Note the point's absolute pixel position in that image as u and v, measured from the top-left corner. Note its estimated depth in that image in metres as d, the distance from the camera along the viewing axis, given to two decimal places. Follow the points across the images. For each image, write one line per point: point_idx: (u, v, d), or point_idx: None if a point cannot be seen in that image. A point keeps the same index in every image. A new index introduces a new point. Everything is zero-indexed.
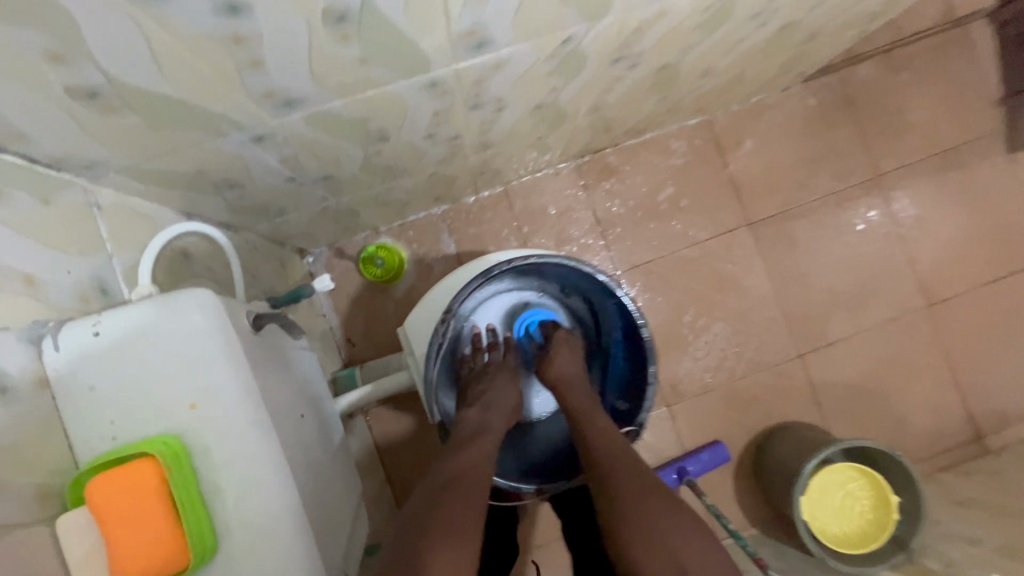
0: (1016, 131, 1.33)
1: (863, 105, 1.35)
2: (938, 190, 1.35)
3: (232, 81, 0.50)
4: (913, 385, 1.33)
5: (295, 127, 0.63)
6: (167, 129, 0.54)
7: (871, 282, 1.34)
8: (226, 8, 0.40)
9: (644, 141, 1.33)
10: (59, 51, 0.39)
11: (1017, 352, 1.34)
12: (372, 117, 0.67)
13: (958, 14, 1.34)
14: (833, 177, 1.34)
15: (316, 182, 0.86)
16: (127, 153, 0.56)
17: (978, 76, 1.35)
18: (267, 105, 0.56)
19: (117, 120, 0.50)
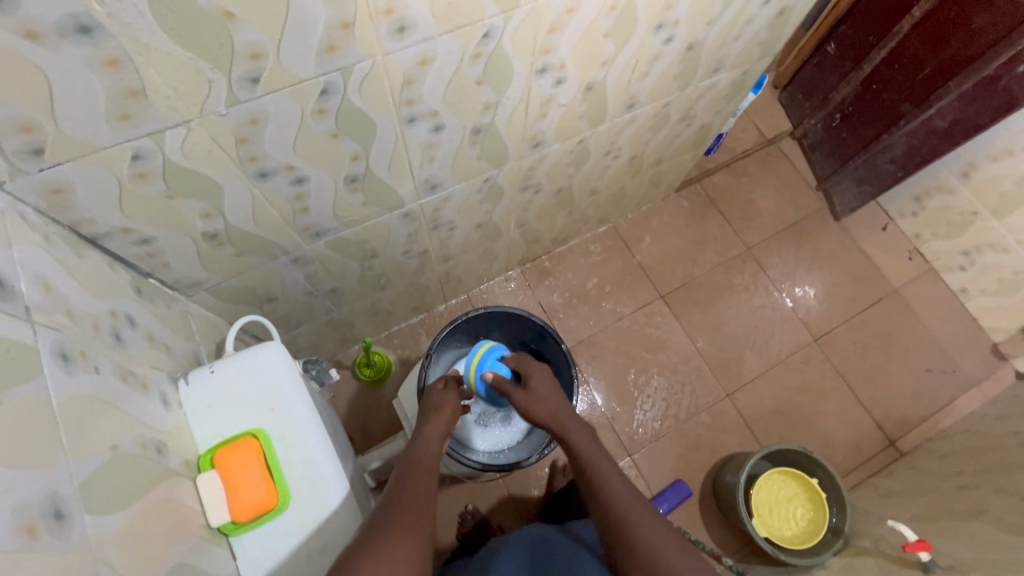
0: (833, 205, 1.81)
1: (723, 202, 1.83)
2: (795, 252, 1.78)
3: (288, 222, 0.85)
4: (825, 406, 1.60)
5: (320, 249, 0.97)
6: (245, 255, 0.87)
7: (767, 327, 1.68)
8: (297, 182, 0.77)
9: (569, 247, 1.74)
10: (208, 212, 0.73)
11: (898, 367, 1.66)
12: (369, 239, 1.03)
13: (770, 136, 1.90)
14: (715, 254, 1.76)
15: (326, 295, 1.18)
16: (217, 274, 0.88)
17: (798, 173, 1.87)
18: (306, 236, 0.91)
19: (221, 251, 0.83)
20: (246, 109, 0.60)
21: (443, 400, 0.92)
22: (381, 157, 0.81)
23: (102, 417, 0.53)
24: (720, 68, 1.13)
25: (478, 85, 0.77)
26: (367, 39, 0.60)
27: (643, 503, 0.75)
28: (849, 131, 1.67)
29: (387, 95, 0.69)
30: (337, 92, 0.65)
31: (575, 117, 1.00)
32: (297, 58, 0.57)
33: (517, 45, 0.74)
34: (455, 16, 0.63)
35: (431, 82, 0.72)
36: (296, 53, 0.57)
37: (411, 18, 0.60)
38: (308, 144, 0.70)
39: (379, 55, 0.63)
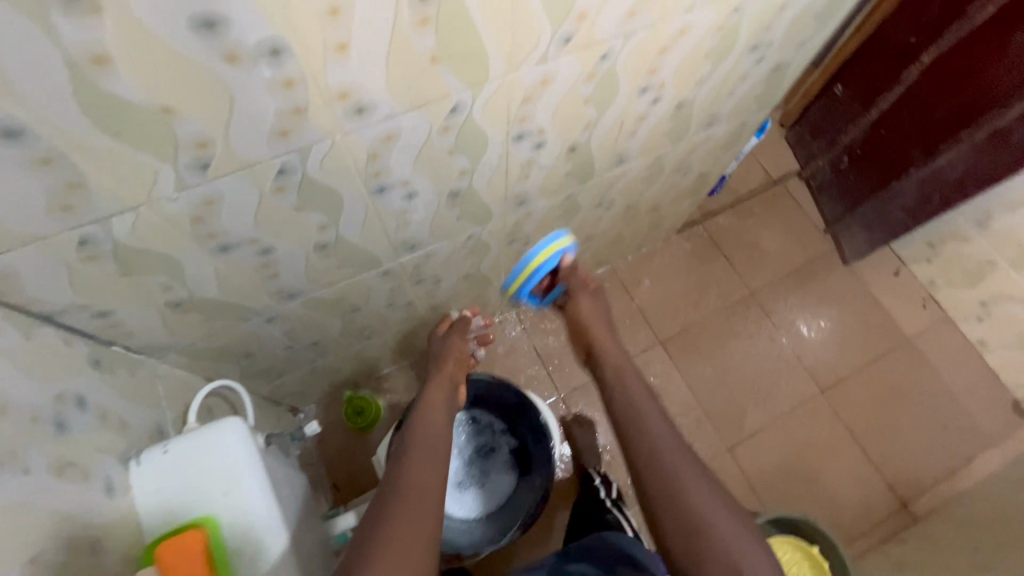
0: (842, 249, 1.74)
1: (727, 244, 1.77)
2: (802, 298, 1.72)
3: (258, 286, 0.82)
4: (833, 463, 1.53)
5: (296, 308, 0.95)
6: (215, 318, 0.85)
7: (770, 377, 1.62)
8: (262, 252, 0.74)
9: (565, 289, 1.69)
10: (169, 284, 0.71)
11: (910, 423, 1.58)
12: (348, 296, 1.01)
13: (776, 176, 1.85)
14: (718, 298, 1.71)
15: (307, 346, 1.15)
16: (186, 336, 0.86)
17: (805, 215, 1.81)
18: (279, 297, 0.89)
19: (188, 317, 0.81)
20: (198, 192, 0.58)
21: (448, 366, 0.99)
22: (351, 224, 0.78)
23: (23, 525, 0.50)
24: (715, 122, 1.09)
25: (451, 154, 0.74)
26: (322, 122, 0.57)
27: (686, 451, 0.75)
28: (857, 175, 1.61)
29: (350, 170, 0.67)
30: (295, 171, 0.63)
31: (560, 175, 0.97)
32: (247, 144, 0.55)
33: (490, 115, 0.71)
34: (417, 95, 0.61)
35: (398, 155, 0.69)
36: (245, 140, 0.55)
37: (368, 100, 0.58)
38: (270, 218, 0.68)
39: (338, 136, 0.60)
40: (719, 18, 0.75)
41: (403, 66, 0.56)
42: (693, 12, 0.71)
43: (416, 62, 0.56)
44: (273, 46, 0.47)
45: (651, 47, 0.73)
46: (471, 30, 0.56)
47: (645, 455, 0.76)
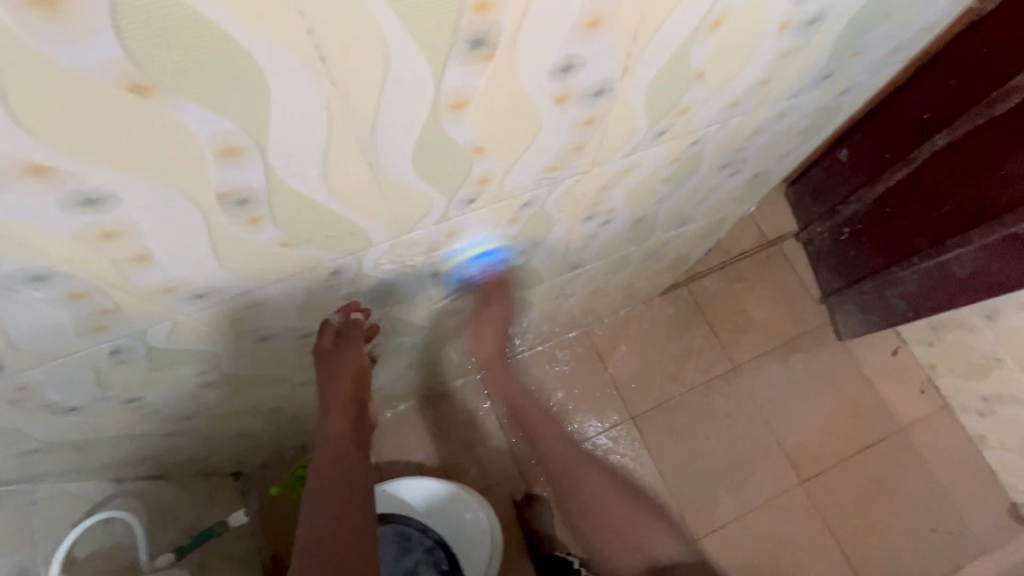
0: (837, 324, 1.61)
1: (712, 311, 1.65)
2: (789, 376, 1.59)
3: (136, 420, 0.73)
4: (807, 563, 1.42)
5: (198, 422, 0.85)
6: (93, 447, 0.76)
7: (746, 462, 1.51)
8: (126, 402, 0.64)
9: (534, 352, 1.57)
10: (11, 443, 0.62)
11: (897, 523, 1.46)
12: (263, 404, 0.91)
13: (771, 238, 1.71)
14: (698, 371, 1.59)
15: (230, 438, 1.06)
16: (62, 464, 0.76)
17: (799, 282, 1.68)
18: (171, 421, 0.79)
19: (56, 453, 0.71)
20: (2, 383, 0.48)
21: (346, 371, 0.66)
22: (237, 364, 0.68)
23: None
24: (689, 219, 0.96)
25: (348, 299, 0.64)
26: (149, 311, 0.47)
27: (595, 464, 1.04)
28: (857, 249, 1.47)
29: (213, 333, 0.56)
30: (133, 348, 0.52)
31: (500, 287, 0.85)
32: (46, 344, 0.45)
33: (387, 266, 0.60)
34: (275, 273, 0.50)
35: (275, 312, 0.58)
36: (42, 341, 0.44)
37: (208, 287, 0.47)
38: (120, 382, 0.58)
39: (180, 316, 0.50)
40: (672, 153, 0.62)
41: (245, 257, 0.45)
42: (636, 155, 0.59)
43: (260, 252, 0.45)
44: (33, 274, 0.36)
45: (588, 187, 0.62)
46: (329, 217, 0.45)
47: (569, 463, 1.04)
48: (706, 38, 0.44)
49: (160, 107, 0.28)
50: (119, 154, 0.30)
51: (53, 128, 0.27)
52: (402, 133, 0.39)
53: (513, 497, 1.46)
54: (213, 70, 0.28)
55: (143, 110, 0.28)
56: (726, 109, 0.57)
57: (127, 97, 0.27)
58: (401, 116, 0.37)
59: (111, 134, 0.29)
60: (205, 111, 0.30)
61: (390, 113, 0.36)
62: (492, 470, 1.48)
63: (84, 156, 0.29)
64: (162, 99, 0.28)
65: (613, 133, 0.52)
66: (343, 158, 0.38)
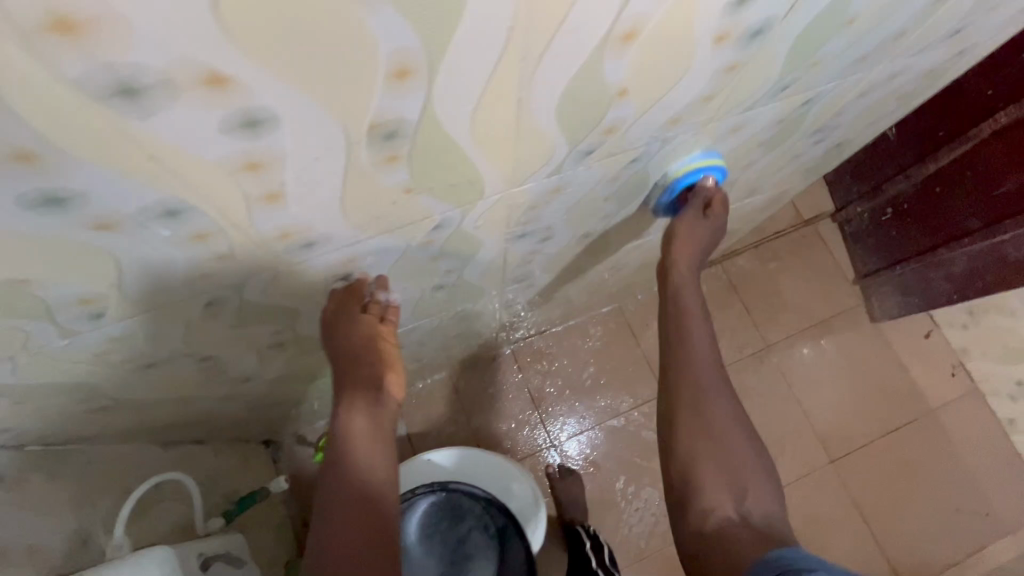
0: (871, 306, 1.60)
1: (746, 289, 1.63)
2: (821, 356, 1.59)
3: (200, 381, 0.70)
4: (834, 540, 1.44)
5: (254, 386, 0.83)
6: (153, 408, 0.74)
7: (776, 441, 1.51)
8: (201, 360, 0.62)
9: (567, 327, 1.55)
10: (83, 400, 0.59)
11: (923, 503, 1.47)
12: (317, 368, 0.89)
13: (807, 217, 1.68)
14: (731, 349, 1.58)
15: (274, 404, 1.04)
16: (120, 424, 0.74)
17: (834, 262, 1.66)
18: (231, 383, 0.77)
19: (118, 413, 0.69)
20: (96, 334, 0.45)
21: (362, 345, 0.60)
22: (312, 324, 0.65)
23: None
24: (759, 190, 0.93)
25: (436, 259, 0.61)
26: (257, 259, 0.44)
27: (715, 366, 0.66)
28: (900, 230, 1.45)
29: (304, 288, 0.54)
30: (228, 300, 0.49)
31: (569, 254, 0.82)
32: (153, 291, 0.42)
33: (483, 224, 0.57)
34: (385, 222, 0.46)
35: (368, 267, 0.55)
36: (150, 288, 0.41)
37: (321, 235, 0.44)
38: (203, 338, 0.55)
39: (283, 266, 0.47)
40: (783, 112, 0.59)
41: (367, 202, 0.42)
42: (751, 111, 0.56)
43: (383, 197, 0.42)
44: (168, 208, 0.33)
45: (694, 146, 0.58)
46: (460, 161, 0.42)
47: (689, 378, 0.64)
48: None
49: (359, 13, 0.25)
50: (299, 70, 0.27)
51: (249, 30, 0.24)
52: (563, 65, 0.36)
53: (544, 471, 1.46)
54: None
55: (341, 16, 0.25)
56: (853, 64, 0.54)
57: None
58: (571, 43, 0.34)
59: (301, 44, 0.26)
60: (400, 20, 0.26)
61: (562, 39, 0.33)
62: (524, 444, 1.47)
63: (267, 68, 0.26)
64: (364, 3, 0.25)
65: (745, 84, 0.49)
66: (498, 91, 0.35)
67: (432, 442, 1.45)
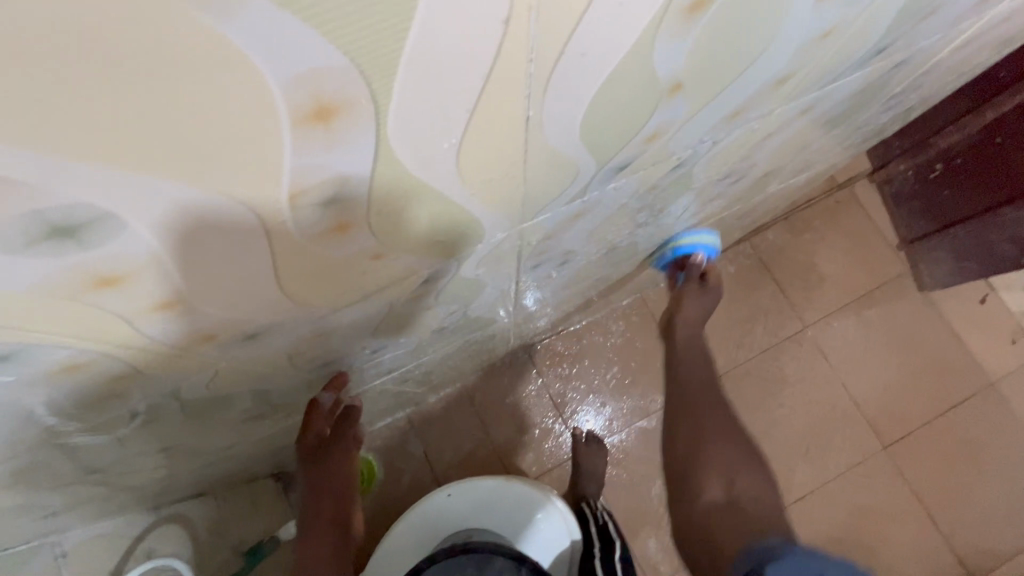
0: (919, 274, 1.46)
1: (778, 266, 1.49)
2: (865, 333, 1.45)
3: (168, 462, 0.60)
4: (892, 532, 1.33)
5: (241, 446, 0.73)
6: (120, 489, 0.64)
7: (822, 429, 1.40)
8: (159, 449, 0.52)
9: (585, 324, 1.43)
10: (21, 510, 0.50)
11: (988, 486, 1.35)
12: (313, 416, 0.78)
13: (842, 180, 1.52)
14: (766, 333, 1.45)
15: (271, 450, 0.94)
16: (89, 508, 0.65)
17: (874, 228, 1.51)
18: (212, 452, 0.67)
19: (78, 503, 0.60)
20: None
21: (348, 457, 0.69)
22: (288, 394, 0.54)
23: None
24: (810, 168, 0.78)
25: (431, 309, 0.49)
26: (178, 365, 0.34)
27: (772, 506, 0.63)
28: (953, 188, 1.29)
29: (261, 373, 0.42)
30: (162, 402, 0.38)
31: (591, 267, 0.69)
32: (45, 413, 0.32)
33: (485, 266, 0.44)
34: (347, 296, 0.35)
35: (345, 336, 0.44)
36: (42, 412, 0.32)
37: (259, 323, 0.34)
38: (145, 437, 0.45)
39: (223, 362, 0.36)
40: (869, 80, 0.46)
41: (311, 282, 0.31)
42: (830, 87, 0.42)
43: (336, 271, 0.31)
44: None
45: (750, 141, 0.45)
46: (443, 205, 0.30)
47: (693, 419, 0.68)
48: None
49: (201, 20, 0.16)
50: (139, 118, 0.18)
51: (18, 66, 0.15)
52: (595, 59, 0.24)
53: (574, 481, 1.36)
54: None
55: (174, 43, 0.16)
56: (975, 7, 0.40)
57: (143, 16, 0.15)
58: (607, 24, 0.22)
59: (122, 79, 0.16)
60: (264, 24, 0.16)
61: (598, 17, 0.21)
62: (550, 454, 1.37)
63: (81, 121, 0.17)
64: (204, 15, 0.15)
65: (836, 54, 0.35)
66: (487, 107, 0.24)
67: (454, 460, 1.35)
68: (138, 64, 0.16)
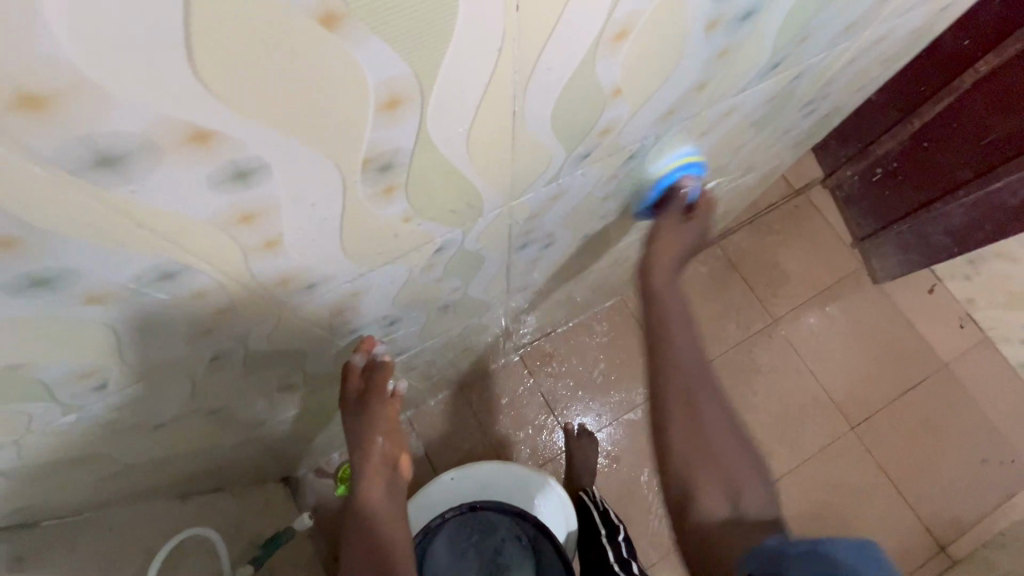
0: (873, 268, 1.60)
1: (746, 266, 1.62)
2: (829, 324, 1.58)
3: (211, 433, 0.69)
4: (866, 507, 1.43)
5: (268, 427, 0.82)
6: (164, 465, 0.72)
7: (796, 414, 1.50)
8: (210, 413, 0.60)
9: (572, 326, 1.54)
10: (93, 469, 0.58)
11: (949, 460, 1.47)
12: (330, 400, 0.87)
13: (797, 187, 1.68)
14: (738, 328, 1.57)
15: (287, 443, 1.02)
16: (134, 485, 0.73)
17: (829, 229, 1.65)
18: (244, 429, 0.75)
19: (130, 476, 0.68)
20: (99, 407, 0.44)
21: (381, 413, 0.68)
22: (318, 362, 0.64)
23: None
24: (752, 170, 0.91)
25: (439, 281, 0.60)
26: (257, 308, 0.43)
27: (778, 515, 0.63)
28: (894, 189, 1.44)
29: (307, 330, 0.52)
30: (233, 350, 0.48)
31: (570, 255, 0.81)
32: (155, 351, 0.41)
33: (483, 241, 0.55)
34: (386, 252, 0.45)
35: (373, 299, 0.54)
36: (154, 349, 0.40)
37: (322, 273, 0.43)
38: (209, 394, 0.54)
39: (286, 310, 0.45)
40: (776, 90, 0.58)
41: (363, 236, 0.41)
42: (745, 94, 0.54)
43: (381, 230, 0.41)
44: (159, 273, 0.33)
45: (688, 137, 0.57)
46: (458, 180, 0.40)
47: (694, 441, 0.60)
48: None
49: (361, 36, 0.25)
50: (300, 102, 0.27)
51: (254, 59, 0.24)
52: (563, 69, 0.35)
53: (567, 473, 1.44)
54: (402, 8, 0.25)
55: (338, 50, 0.25)
56: (844, 32, 0.53)
57: (327, 33, 0.24)
58: (563, 48, 0.33)
59: (302, 76, 0.25)
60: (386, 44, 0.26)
61: (559, 43, 0.32)
62: (544, 448, 1.46)
63: (273, 97, 0.26)
64: (360, 34, 0.25)
65: (740, 67, 0.47)
66: (494, 104, 0.34)
67: (454, 458, 1.43)
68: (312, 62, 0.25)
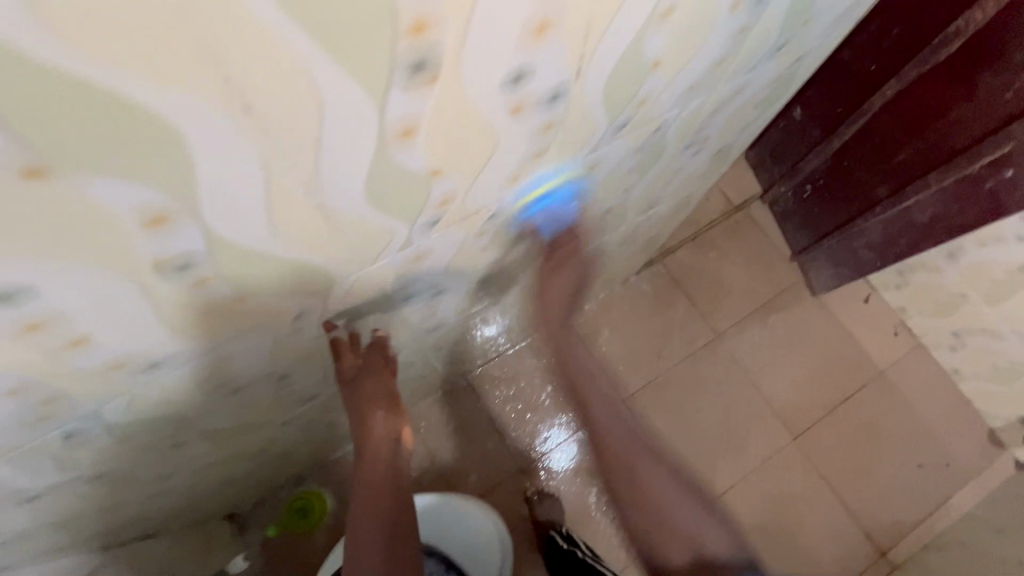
0: (810, 280, 1.64)
1: (689, 282, 1.65)
2: (769, 336, 1.62)
3: (108, 493, 0.69)
4: (809, 516, 1.46)
5: (182, 476, 0.82)
6: (66, 525, 0.72)
7: (740, 427, 1.54)
8: (95, 477, 0.61)
9: (520, 348, 1.56)
10: None
11: (885, 465, 1.51)
12: (250, 445, 0.88)
13: (737, 203, 1.72)
14: (682, 343, 1.60)
15: (216, 485, 1.01)
16: (36, 546, 0.72)
17: (769, 242, 1.70)
18: (152, 481, 0.75)
19: (25, 540, 0.67)
20: None
21: (384, 388, 0.68)
22: (208, 419, 0.64)
23: None
24: (659, 201, 0.94)
25: (319, 337, 0.60)
26: (96, 392, 0.44)
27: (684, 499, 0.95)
28: (823, 204, 1.48)
29: (173, 398, 0.53)
30: (88, 426, 0.48)
31: (477, 293, 0.83)
32: None
33: (354, 300, 0.57)
34: (230, 327, 0.46)
35: (243, 363, 0.54)
36: None
37: (158, 355, 0.44)
38: (81, 462, 0.54)
39: (135, 388, 0.46)
40: (636, 143, 0.61)
41: (193, 318, 0.42)
42: (599, 150, 0.57)
43: (211, 310, 0.42)
44: None
45: (553, 191, 0.60)
46: (277, 261, 0.41)
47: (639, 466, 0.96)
48: (659, 25, 0.42)
49: (80, 176, 0.27)
50: (45, 233, 0.29)
51: None
52: (354, 168, 0.36)
53: (518, 495, 1.45)
54: (117, 152, 0.26)
55: (59, 190, 0.27)
56: (686, 91, 0.56)
57: (36, 181, 0.26)
58: (342, 150, 0.34)
59: (35, 213, 0.27)
60: (115, 178, 0.28)
61: (336, 151, 0.34)
62: (493, 471, 1.46)
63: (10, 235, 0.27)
64: (77, 175, 0.27)
65: (575, 133, 0.49)
66: (284, 203, 0.36)
67: None
68: (36, 202, 0.27)
